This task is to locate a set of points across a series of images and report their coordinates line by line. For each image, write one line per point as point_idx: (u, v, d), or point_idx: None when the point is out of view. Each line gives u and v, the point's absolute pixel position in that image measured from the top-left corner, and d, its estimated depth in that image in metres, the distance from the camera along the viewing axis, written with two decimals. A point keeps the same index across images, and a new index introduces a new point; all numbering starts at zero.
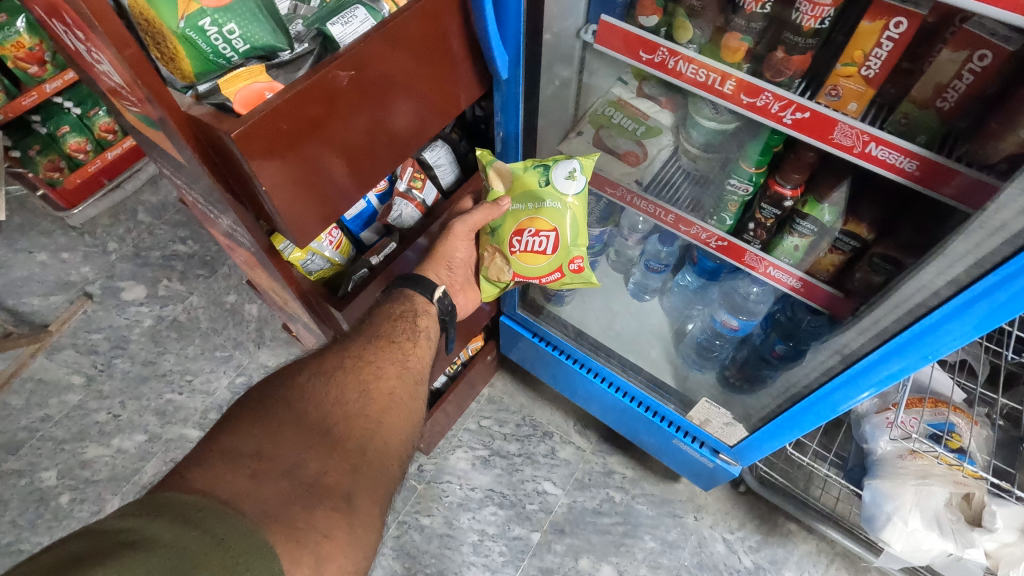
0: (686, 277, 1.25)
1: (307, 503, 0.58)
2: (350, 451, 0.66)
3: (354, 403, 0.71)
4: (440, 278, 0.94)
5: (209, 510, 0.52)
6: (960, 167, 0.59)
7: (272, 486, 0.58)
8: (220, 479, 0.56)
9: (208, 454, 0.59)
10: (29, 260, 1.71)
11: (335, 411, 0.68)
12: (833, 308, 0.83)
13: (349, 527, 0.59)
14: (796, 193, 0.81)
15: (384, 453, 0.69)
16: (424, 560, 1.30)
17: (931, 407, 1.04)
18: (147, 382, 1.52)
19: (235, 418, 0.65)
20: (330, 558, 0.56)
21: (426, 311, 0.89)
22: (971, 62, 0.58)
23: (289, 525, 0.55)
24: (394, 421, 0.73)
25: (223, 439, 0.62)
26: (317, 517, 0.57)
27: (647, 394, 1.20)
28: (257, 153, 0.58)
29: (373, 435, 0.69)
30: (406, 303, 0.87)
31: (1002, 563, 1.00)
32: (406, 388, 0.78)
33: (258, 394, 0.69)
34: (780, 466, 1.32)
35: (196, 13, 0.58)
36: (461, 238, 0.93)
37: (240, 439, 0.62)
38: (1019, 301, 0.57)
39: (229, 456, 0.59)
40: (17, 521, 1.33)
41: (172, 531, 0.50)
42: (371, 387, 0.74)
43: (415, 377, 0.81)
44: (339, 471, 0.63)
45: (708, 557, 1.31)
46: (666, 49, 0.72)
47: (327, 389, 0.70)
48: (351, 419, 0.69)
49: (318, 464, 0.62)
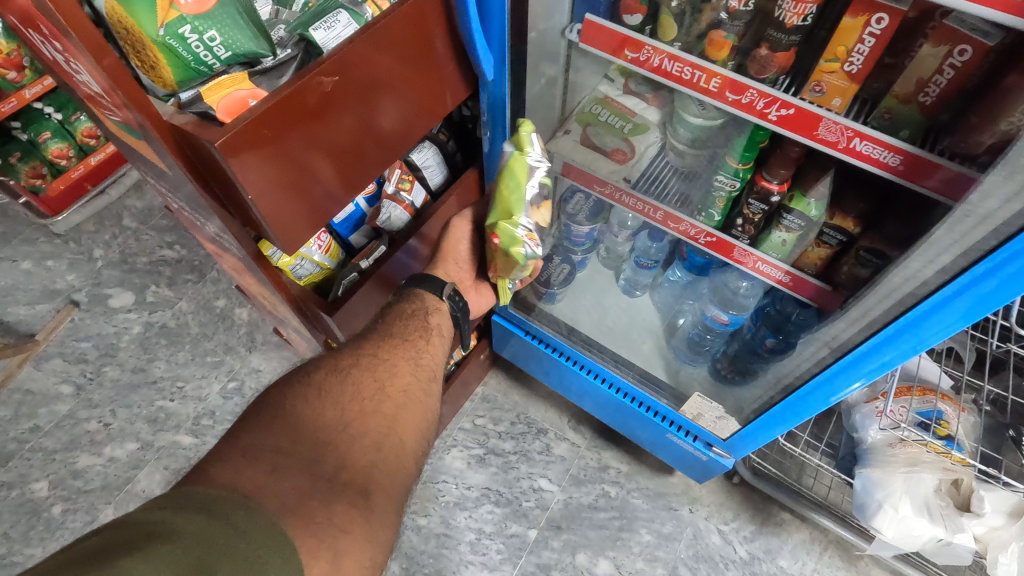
0: (676, 273, 1.27)
1: (325, 498, 0.58)
2: (367, 449, 0.66)
3: (370, 400, 0.71)
4: (450, 277, 0.96)
5: (234, 504, 0.52)
6: (942, 161, 0.59)
7: (291, 481, 0.57)
8: (241, 474, 0.56)
9: (229, 449, 0.59)
10: (14, 269, 1.69)
11: (352, 408, 0.69)
12: (822, 301, 0.84)
13: (367, 522, 0.59)
14: (782, 188, 0.81)
15: (401, 452, 0.70)
16: (422, 560, 1.31)
17: (920, 395, 1.05)
18: (137, 390, 1.50)
19: (251, 415, 0.64)
20: (348, 553, 0.56)
21: (437, 309, 0.90)
22: (951, 57, 0.59)
23: (309, 520, 0.55)
24: (409, 420, 0.74)
25: (240, 435, 0.61)
26: (336, 512, 0.57)
27: (638, 388, 1.21)
28: (242, 160, 0.57)
29: (388, 434, 0.70)
30: (416, 302, 0.89)
31: (991, 546, 1.03)
32: (419, 384, 0.79)
33: (276, 389, 0.68)
34: (772, 456, 1.35)
35: (175, 21, 0.57)
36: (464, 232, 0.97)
37: (261, 435, 0.61)
38: (1007, 289, 0.57)
39: (250, 452, 0.59)
40: (9, 534, 1.32)
41: (195, 523, 0.49)
42: (386, 385, 0.75)
43: (429, 374, 0.82)
44: (356, 469, 0.63)
45: (704, 548, 1.33)
46: (651, 47, 0.72)
47: (344, 387, 0.70)
48: (367, 416, 0.69)
49: (335, 461, 0.62)
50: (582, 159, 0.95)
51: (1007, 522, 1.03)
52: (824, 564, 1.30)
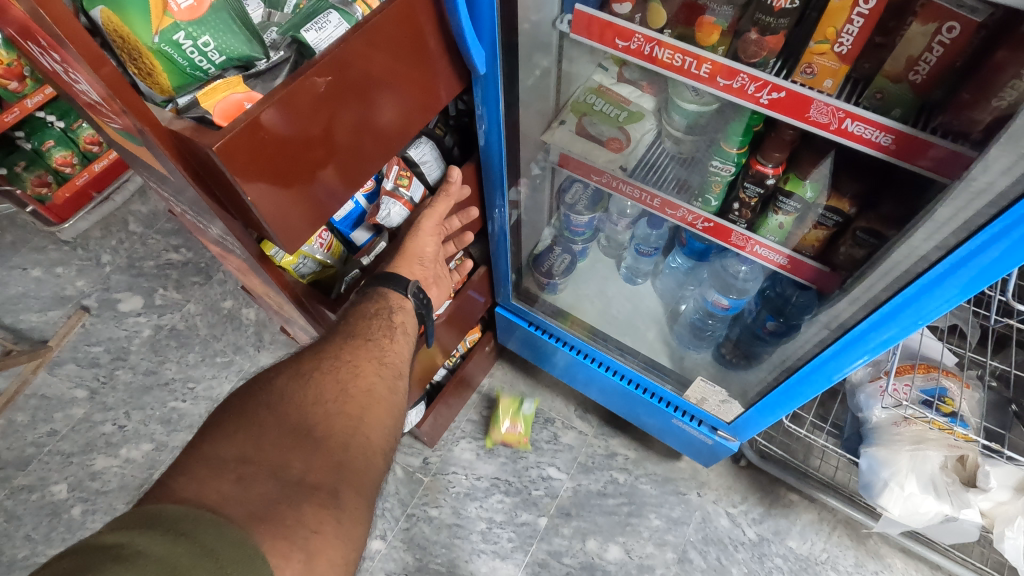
0: (676, 259, 1.26)
1: (293, 501, 0.60)
2: (333, 448, 0.67)
3: (334, 402, 0.72)
4: (414, 274, 0.96)
5: (202, 520, 0.54)
6: (934, 139, 0.60)
7: (257, 489, 0.59)
8: (205, 486, 0.57)
9: (193, 462, 0.60)
10: (24, 277, 1.71)
11: (316, 411, 0.70)
12: (821, 283, 0.85)
13: (337, 520, 0.61)
14: (777, 171, 0.81)
15: (368, 449, 0.71)
16: (434, 550, 1.33)
17: (923, 372, 1.06)
18: (150, 392, 1.53)
19: (214, 425, 0.66)
20: (320, 552, 0.58)
21: (401, 307, 0.91)
22: (940, 34, 0.59)
23: (277, 523, 0.58)
24: (376, 416, 0.75)
25: (203, 447, 0.62)
26: (305, 513, 0.60)
27: (643, 375, 1.22)
28: (241, 162, 0.58)
29: (355, 431, 0.71)
30: (380, 301, 0.89)
31: (997, 521, 1.05)
32: (384, 382, 0.81)
33: (238, 396, 0.69)
34: (778, 438, 1.36)
35: (169, 28, 0.58)
36: (430, 233, 0.96)
37: (224, 444, 0.62)
38: (1015, 253, 0.56)
39: (213, 464, 0.60)
40: (31, 535, 1.35)
41: (161, 545, 0.50)
42: (350, 385, 0.76)
43: (394, 371, 0.83)
44: (323, 470, 0.65)
45: (713, 531, 1.34)
46: (641, 36, 0.72)
47: (306, 391, 0.71)
48: (332, 417, 0.70)
49: (302, 462, 0.64)
50: (581, 150, 0.97)
51: (1013, 496, 1.04)
52: (833, 544, 1.32)
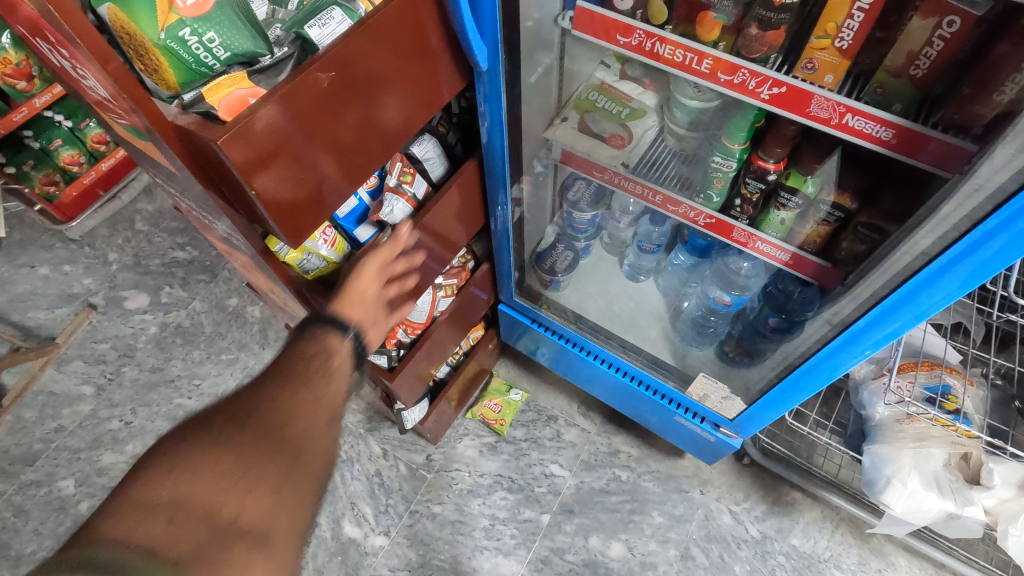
0: (679, 257, 1.26)
1: (222, 547, 0.61)
2: (268, 493, 0.67)
3: (270, 445, 0.69)
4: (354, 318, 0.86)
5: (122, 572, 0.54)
6: (933, 133, 0.60)
7: (185, 538, 0.59)
8: (128, 535, 0.56)
9: (114, 507, 0.58)
10: (32, 274, 1.73)
11: (252, 453, 0.67)
12: (823, 279, 0.84)
13: (264, 561, 0.64)
14: (779, 166, 0.82)
15: (300, 492, 0.70)
16: (437, 546, 1.33)
17: (926, 369, 1.06)
18: (156, 388, 1.54)
19: (141, 463, 0.63)
20: None
21: (338, 351, 0.83)
22: (940, 28, 0.59)
23: (207, 567, 0.59)
24: (311, 457, 0.74)
25: (129, 490, 0.60)
26: (236, 555, 0.62)
27: (646, 372, 1.22)
28: (244, 157, 0.59)
29: (289, 475, 0.70)
30: (318, 346, 0.81)
31: (1002, 519, 1.03)
32: (322, 421, 0.77)
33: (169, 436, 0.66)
34: (782, 436, 1.36)
35: (175, 24, 0.59)
36: (372, 276, 0.89)
37: (153, 488, 0.60)
38: (1016, 246, 0.56)
39: (140, 508, 0.58)
40: (39, 530, 1.36)
41: None
42: (287, 426, 0.72)
43: (331, 412, 0.79)
44: (257, 513, 0.65)
45: (716, 529, 1.34)
46: (642, 32, 0.72)
47: (242, 430, 0.69)
48: (268, 462, 0.68)
49: (235, 508, 0.63)
50: (584, 146, 0.97)
51: (1017, 494, 1.03)
52: (836, 542, 1.31)
